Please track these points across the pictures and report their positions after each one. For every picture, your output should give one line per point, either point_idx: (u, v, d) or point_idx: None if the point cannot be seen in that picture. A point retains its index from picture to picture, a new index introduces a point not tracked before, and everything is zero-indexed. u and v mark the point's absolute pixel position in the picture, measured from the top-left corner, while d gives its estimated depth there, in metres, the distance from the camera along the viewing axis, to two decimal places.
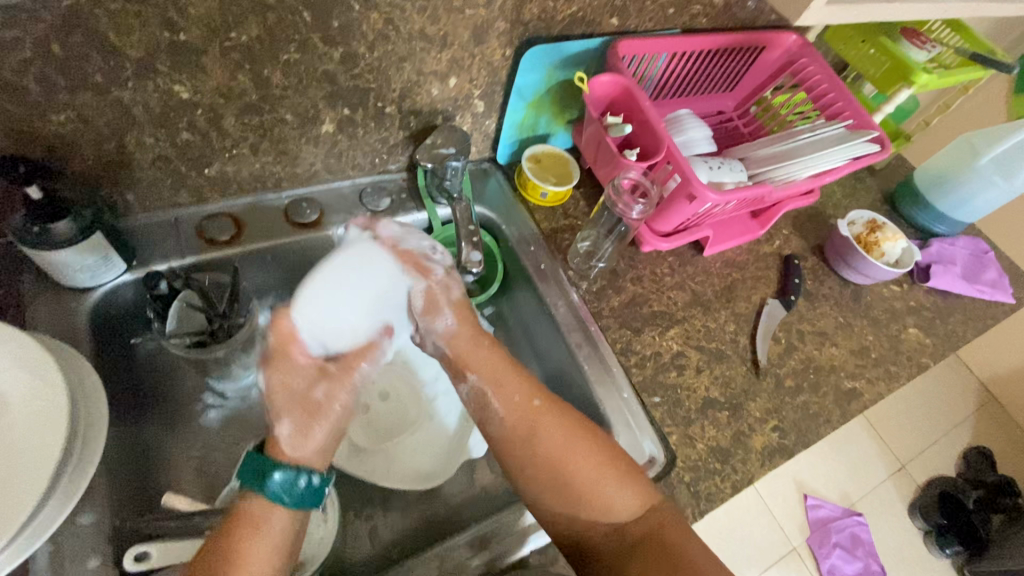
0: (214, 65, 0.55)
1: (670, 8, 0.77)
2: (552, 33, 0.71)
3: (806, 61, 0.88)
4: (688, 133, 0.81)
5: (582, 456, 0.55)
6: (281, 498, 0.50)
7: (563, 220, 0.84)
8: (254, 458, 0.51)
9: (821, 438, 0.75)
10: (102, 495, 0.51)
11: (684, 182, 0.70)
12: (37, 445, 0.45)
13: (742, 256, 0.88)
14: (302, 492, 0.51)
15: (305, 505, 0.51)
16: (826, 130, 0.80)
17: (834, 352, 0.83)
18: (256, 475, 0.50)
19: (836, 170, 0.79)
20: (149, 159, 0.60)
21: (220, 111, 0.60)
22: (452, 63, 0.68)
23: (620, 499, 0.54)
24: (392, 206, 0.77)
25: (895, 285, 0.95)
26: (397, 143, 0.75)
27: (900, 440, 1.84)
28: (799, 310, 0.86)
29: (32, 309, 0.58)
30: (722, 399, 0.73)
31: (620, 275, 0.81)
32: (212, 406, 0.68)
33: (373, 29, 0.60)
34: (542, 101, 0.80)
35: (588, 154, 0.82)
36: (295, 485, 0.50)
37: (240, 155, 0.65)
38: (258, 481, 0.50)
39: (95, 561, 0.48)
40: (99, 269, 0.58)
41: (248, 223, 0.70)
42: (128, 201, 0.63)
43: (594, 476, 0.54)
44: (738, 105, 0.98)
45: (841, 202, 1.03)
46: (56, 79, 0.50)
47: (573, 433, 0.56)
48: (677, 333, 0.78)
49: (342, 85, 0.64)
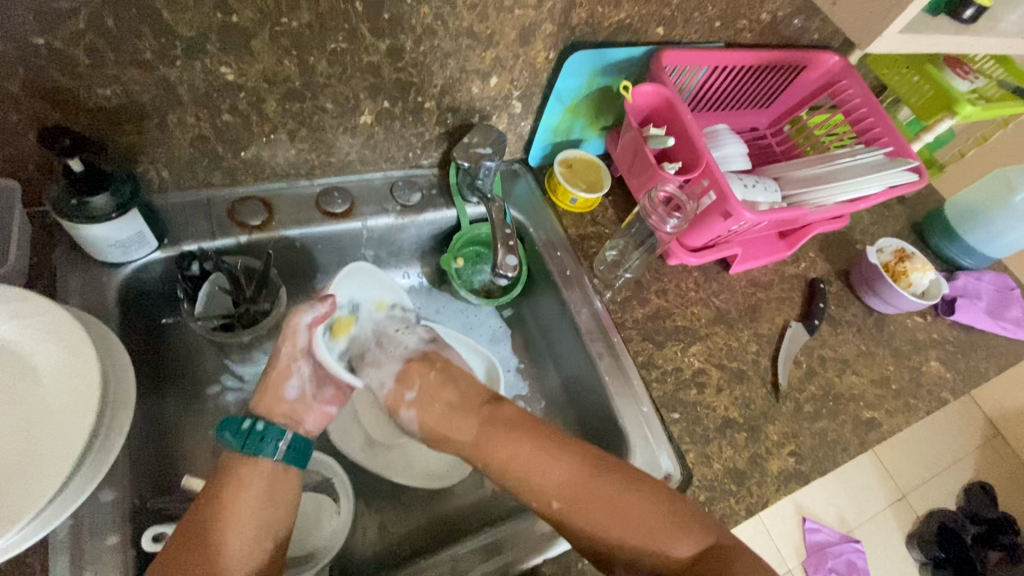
0: (262, 49, 0.55)
1: (717, 21, 0.76)
2: (597, 38, 0.71)
3: (847, 84, 0.86)
4: (726, 149, 0.80)
5: (626, 520, 0.54)
6: (230, 439, 0.53)
7: (591, 227, 0.83)
8: (233, 420, 0.54)
9: (837, 466, 0.75)
10: (124, 472, 0.51)
11: (720, 199, 0.69)
12: (65, 422, 0.45)
13: (768, 276, 0.87)
14: (247, 435, 0.53)
15: (248, 448, 0.52)
16: (865, 156, 0.79)
17: (854, 380, 0.82)
18: (234, 433, 0.53)
19: (872, 196, 0.78)
20: (188, 139, 0.60)
21: (263, 95, 0.59)
22: (496, 62, 0.68)
23: (676, 549, 0.53)
24: (422, 202, 0.77)
25: (918, 315, 0.94)
26: (432, 139, 0.75)
27: (902, 470, 1.82)
28: (822, 335, 0.85)
29: (63, 281, 0.58)
30: (740, 420, 0.73)
31: (644, 287, 0.80)
32: (231, 389, 0.68)
33: (422, 24, 0.60)
34: (579, 106, 0.79)
35: (622, 163, 0.81)
36: (241, 429, 0.53)
37: (277, 139, 0.65)
38: (236, 437, 0.53)
39: (114, 538, 0.48)
40: (132, 245, 0.58)
41: (279, 208, 0.70)
42: (164, 178, 0.63)
43: (637, 537, 0.53)
44: (772, 123, 0.97)
45: (869, 228, 1.02)
46: (107, 53, 0.50)
47: (608, 494, 0.54)
48: (699, 349, 0.77)
49: (385, 77, 0.63)
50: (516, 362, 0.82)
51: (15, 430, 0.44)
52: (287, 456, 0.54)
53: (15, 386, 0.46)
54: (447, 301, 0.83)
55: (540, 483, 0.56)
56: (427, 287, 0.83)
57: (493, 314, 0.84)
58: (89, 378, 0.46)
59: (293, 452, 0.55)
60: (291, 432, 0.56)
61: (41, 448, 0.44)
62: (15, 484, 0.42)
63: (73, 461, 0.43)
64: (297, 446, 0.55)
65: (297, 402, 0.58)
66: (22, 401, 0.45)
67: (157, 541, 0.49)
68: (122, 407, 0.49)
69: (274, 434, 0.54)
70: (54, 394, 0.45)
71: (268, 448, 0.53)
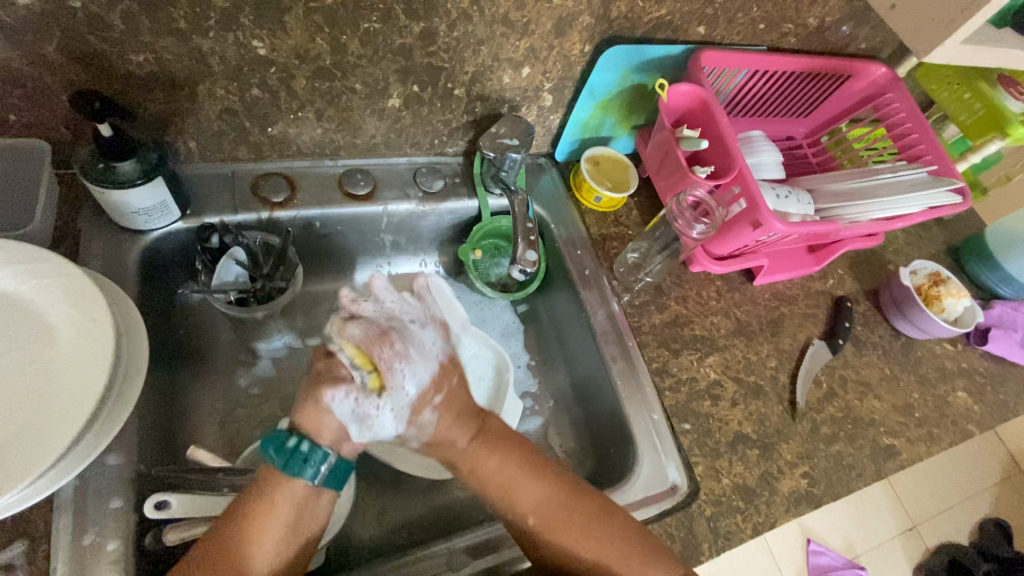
0: (295, 25, 0.55)
1: (761, 24, 0.73)
2: (635, 34, 0.69)
3: (892, 97, 0.82)
4: (760, 156, 0.78)
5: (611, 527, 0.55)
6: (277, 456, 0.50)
7: (613, 227, 0.81)
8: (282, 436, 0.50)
9: (851, 492, 0.72)
10: (132, 437, 0.52)
11: (750, 208, 0.67)
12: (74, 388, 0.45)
13: (793, 290, 0.85)
14: (291, 454, 0.49)
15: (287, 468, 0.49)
16: (906, 173, 0.76)
17: (876, 405, 0.79)
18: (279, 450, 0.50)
19: (910, 216, 0.75)
20: (216, 111, 0.60)
21: (293, 72, 0.59)
22: (529, 53, 0.66)
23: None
24: (444, 189, 0.76)
25: (948, 343, 0.90)
26: (459, 127, 0.74)
27: (914, 500, 1.77)
28: (845, 356, 0.82)
29: (85, 244, 0.59)
30: (754, 436, 0.71)
31: (664, 292, 0.77)
32: (242, 362, 0.69)
33: (457, 8, 0.59)
34: (611, 103, 0.77)
35: (650, 163, 0.79)
36: (286, 447, 0.50)
37: (304, 118, 0.65)
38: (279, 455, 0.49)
39: (117, 502, 0.48)
40: (155, 214, 0.59)
41: (301, 186, 0.69)
42: (191, 149, 0.63)
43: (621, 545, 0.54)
44: (809, 133, 0.93)
45: (903, 248, 0.98)
46: (142, 20, 0.50)
47: (593, 529, 0.54)
48: (716, 361, 0.75)
49: (416, 61, 0.62)
50: (527, 358, 0.81)
51: (25, 391, 0.45)
52: (324, 481, 0.51)
53: (28, 346, 0.46)
54: (462, 292, 0.82)
55: (522, 513, 0.55)
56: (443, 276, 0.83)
57: (507, 309, 0.83)
58: (100, 346, 0.46)
59: (331, 477, 0.51)
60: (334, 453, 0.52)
61: (47, 412, 0.44)
62: (20, 446, 0.42)
63: (75, 431, 0.43)
64: (336, 471, 0.52)
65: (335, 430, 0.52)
66: (37, 361, 0.46)
67: (159, 509, 0.49)
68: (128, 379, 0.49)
69: (318, 458, 0.50)
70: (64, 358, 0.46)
71: (310, 471, 0.50)
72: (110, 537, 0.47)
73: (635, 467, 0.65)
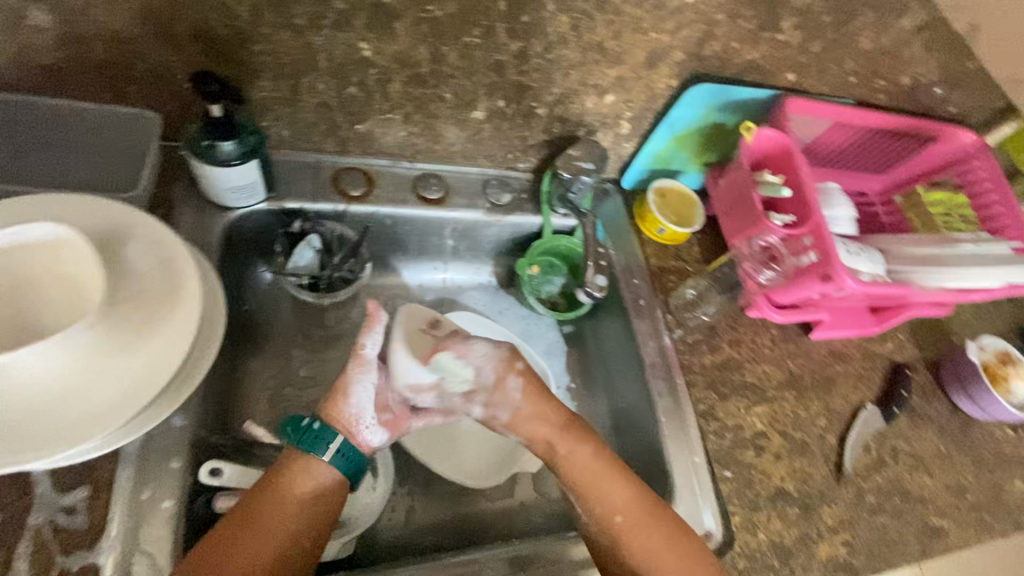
0: (403, 32, 0.57)
1: (853, 77, 0.73)
2: (724, 73, 0.69)
3: (976, 164, 0.79)
4: (833, 210, 0.76)
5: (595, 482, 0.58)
6: (305, 437, 0.56)
7: (673, 261, 0.80)
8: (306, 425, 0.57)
9: (892, 569, 0.69)
10: (195, 404, 0.55)
11: (823, 261, 0.66)
12: (117, 389, 0.45)
13: (851, 349, 0.82)
14: (305, 433, 0.56)
15: (302, 444, 0.55)
16: (991, 247, 0.72)
17: (927, 482, 0.76)
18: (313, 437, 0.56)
19: (986, 289, 0.73)
20: (313, 104, 0.63)
21: (391, 75, 0.61)
22: (617, 81, 0.68)
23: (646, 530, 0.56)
24: (512, 203, 0.77)
25: (1011, 428, 0.85)
26: (534, 144, 0.75)
27: None
28: (899, 426, 0.78)
29: (177, 213, 0.62)
30: (795, 494, 0.69)
31: (718, 333, 0.76)
32: (297, 346, 0.71)
33: (557, 32, 0.61)
34: (688, 137, 0.76)
35: (721, 202, 0.78)
36: (301, 426, 0.56)
37: (392, 119, 0.67)
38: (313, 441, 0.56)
39: (176, 463, 0.51)
40: (243, 194, 0.62)
41: (379, 184, 0.72)
42: (283, 136, 0.67)
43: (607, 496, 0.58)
44: (884, 191, 0.90)
45: (971, 320, 0.92)
46: (267, 14, 0.53)
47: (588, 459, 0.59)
48: (764, 411, 0.73)
49: (507, 77, 0.64)
50: (568, 381, 0.80)
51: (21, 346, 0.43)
52: (333, 459, 0.55)
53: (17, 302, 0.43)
54: (512, 305, 0.83)
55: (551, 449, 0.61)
56: (494, 287, 0.83)
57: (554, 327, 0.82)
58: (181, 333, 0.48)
59: (341, 456, 0.56)
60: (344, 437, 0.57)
61: (48, 418, 0.43)
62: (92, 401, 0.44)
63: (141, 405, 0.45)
64: (345, 453, 0.56)
65: (353, 414, 0.58)
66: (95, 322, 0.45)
67: (213, 476, 0.53)
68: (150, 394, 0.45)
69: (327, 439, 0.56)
70: (70, 350, 0.42)
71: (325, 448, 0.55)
72: (166, 496, 0.50)
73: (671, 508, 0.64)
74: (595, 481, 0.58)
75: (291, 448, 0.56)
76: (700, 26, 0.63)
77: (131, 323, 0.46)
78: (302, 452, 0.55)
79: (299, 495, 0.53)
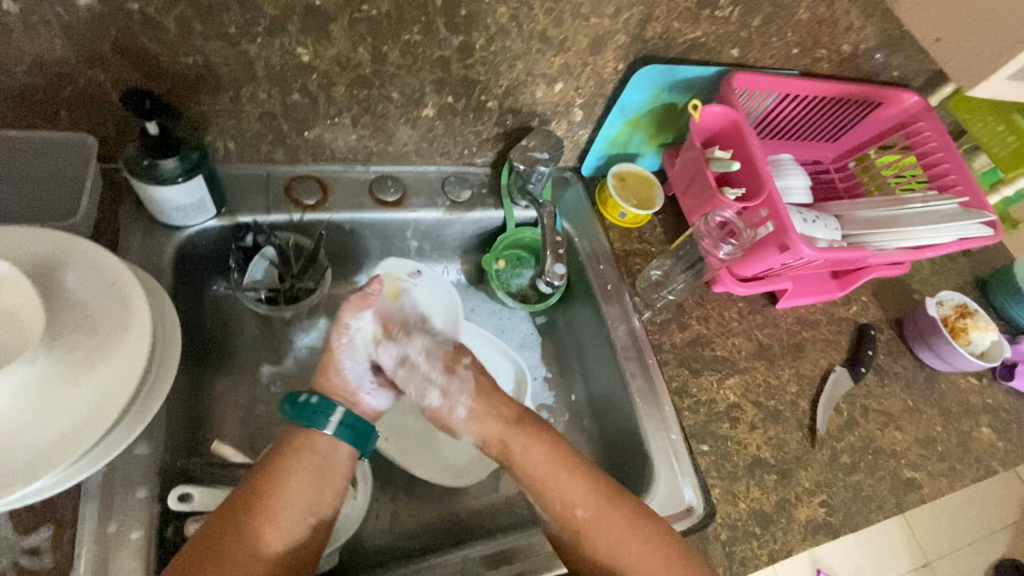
0: (339, 33, 0.56)
1: (795, 48, 0.74)
2: (669, 54, 0.70)
3: (923, 125, 0.81)
4: (788, 180, 0.78)
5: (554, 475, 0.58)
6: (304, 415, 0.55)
7: (637, 243, 0.80)
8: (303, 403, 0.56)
9: (870, 524, 0.71)
10: (159, 431, 0.54)
11: (779, 231, 0.67)
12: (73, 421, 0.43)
13: (816, 315, 0.84)
14: (304, 409, 0.55)
15: (302, 420, 0.55)
16: (939, 204, 0.74)
17: (898, 437, 0.78)
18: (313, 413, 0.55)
19: (940, 246, 0.74)
20: (256, 114, 0.62)
21: (333, 79, 0.60)
22: (563, 68, 0.68)
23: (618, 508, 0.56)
24: (472, 199, 0.77)
25: (974, 377, 0.88)
26: (489, 138, 0.74)
27: (930, 536, 1.57)
28: (868, 385, 0.80)
29: (125, 238, 0.61)
30: (771, 461, 0.70)
31: (686, 311, 0.77)
32: (267, 362, 0.70)
33: (497, 23, 0.60)
34: (641, 120, 0.77)
35: (678, 181, 0.79)
36: (299, 402, 0.56)
37: (341, 123, 0.66)
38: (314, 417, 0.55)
39: (143, 492, 0.50)
40: (192, 212, 0.61)
41: (334, 191, 0.71)
42: (229, 148, 0.65)
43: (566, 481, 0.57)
44: (837, 158, 0.92)
45: (931, 277, 0.95)
46: (195, 25, 0.52)
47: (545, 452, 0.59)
48: (736, 382, 0.74)
49: (452, 72, 0.64)
50: (544, 371, 0.80)
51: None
52: (338, 431, 0.55)
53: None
54: (482, 301, 0.82)
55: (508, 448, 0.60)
56: (464, 284, 0.83)
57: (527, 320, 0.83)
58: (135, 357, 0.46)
59: (345, 428, 0.56)
60: (344, 408, 0.57)
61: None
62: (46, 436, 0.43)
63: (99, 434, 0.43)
64: (350, 424, 0.56)
65: (353, 381, 0.59)
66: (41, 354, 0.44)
67: (182, 501, 0.51)
68: (108, 420, 0.44)
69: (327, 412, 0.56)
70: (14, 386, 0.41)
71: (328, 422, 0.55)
72: (134, 527, 0.49)
73: (651, 486, 0.65)
74: (554, 471, 0.58)
75: (291, 423, 0.56)
76: (640, 8, 0.63)
77: (81, 355, 0.45)
78: (303, 428, 0.55)
79: (300, 478, 0.52)
